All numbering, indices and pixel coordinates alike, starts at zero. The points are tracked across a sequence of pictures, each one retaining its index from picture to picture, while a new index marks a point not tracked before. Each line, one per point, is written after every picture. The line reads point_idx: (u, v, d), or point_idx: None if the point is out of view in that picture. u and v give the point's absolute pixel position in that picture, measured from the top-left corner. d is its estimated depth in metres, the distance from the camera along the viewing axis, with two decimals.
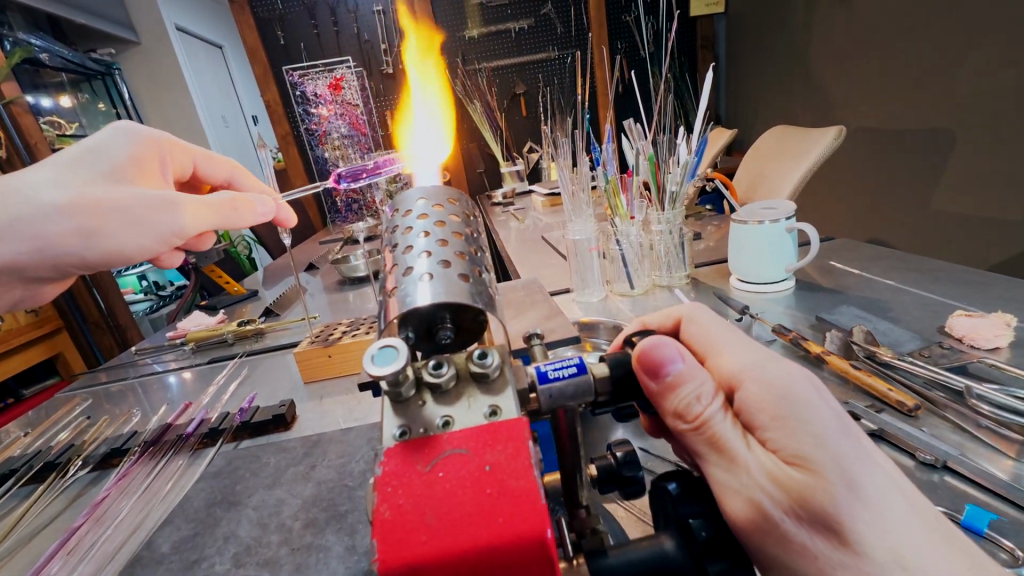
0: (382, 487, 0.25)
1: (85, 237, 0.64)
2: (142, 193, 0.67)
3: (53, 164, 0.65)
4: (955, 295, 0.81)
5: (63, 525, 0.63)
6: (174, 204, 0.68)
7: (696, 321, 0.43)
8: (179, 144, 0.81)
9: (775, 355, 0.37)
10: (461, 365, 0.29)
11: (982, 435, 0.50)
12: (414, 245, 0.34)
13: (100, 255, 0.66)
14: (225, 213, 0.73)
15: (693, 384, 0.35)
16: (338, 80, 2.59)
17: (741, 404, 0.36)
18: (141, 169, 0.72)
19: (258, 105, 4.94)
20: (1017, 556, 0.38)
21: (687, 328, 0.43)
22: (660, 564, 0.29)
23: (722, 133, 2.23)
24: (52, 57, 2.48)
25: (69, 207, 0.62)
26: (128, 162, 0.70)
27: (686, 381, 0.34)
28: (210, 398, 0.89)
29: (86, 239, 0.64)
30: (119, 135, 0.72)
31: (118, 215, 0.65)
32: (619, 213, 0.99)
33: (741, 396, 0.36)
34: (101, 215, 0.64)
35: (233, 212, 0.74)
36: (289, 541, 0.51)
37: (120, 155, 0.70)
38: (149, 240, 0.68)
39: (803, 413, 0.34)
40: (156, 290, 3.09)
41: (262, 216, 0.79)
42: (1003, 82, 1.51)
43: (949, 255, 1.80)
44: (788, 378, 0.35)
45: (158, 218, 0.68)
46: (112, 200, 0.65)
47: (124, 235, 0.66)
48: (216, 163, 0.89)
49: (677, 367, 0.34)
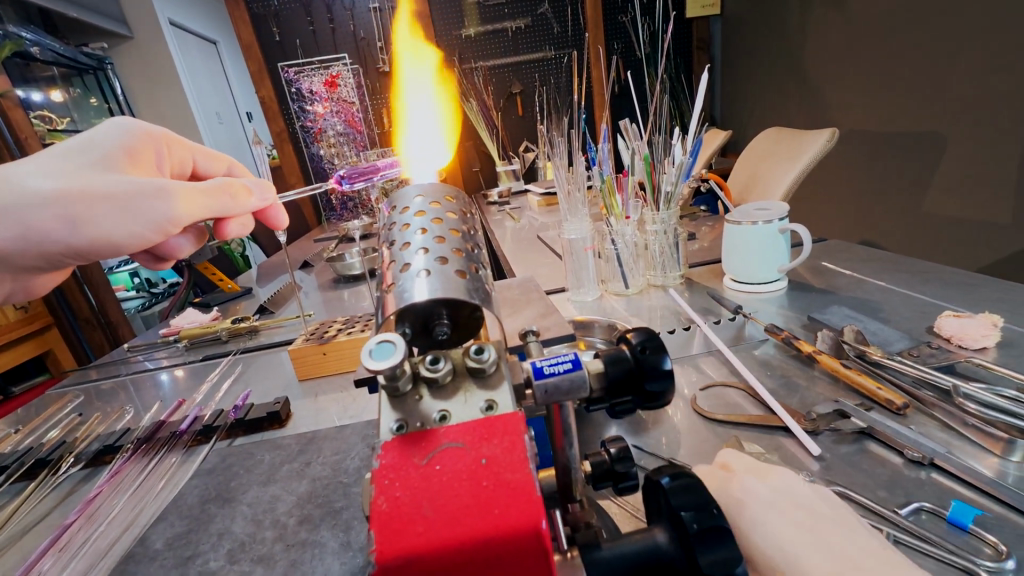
0: (379, 479, 0.25)
1: (72, 224, 0.63)
2: (135, 180, 0.66)
3: (47, 154, 0.64)
4: (944, 296, 0.83)
5: (55, 522, 0.63)
6: (167, 191, 0.67)
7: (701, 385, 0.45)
8: (177, 138, 0.80)
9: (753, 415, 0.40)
10: (458, 360, 0.30)
11: (969, 433, 0.51)
12: (411, 241, 0.34)
13: (87, 242, 0.65)
14: (220, 200, 0.72)
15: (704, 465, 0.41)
16: (334, 77, 2.58)
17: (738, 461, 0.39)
18: (136, 161, 0.72)
19: (252, 102, 4.91)
20: (1000, 551, 0.39)
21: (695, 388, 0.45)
22: (652, 556, 0.30)
23: (717, 134, 2.24)
24: (44, 50, 2.45)
25: (60, 195, 0.62)
26: (123, 154, 0.70)
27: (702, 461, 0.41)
28: (204, 396, 0.89)
29: (75, 226, 0.63)
30: (115, 129, 0.73)
31: (109, 203, 0.64)
32: (614, 213, 1.00)
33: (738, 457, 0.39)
34: (91, 203, 0.63)
35: (228, 199, 0.73)
36: (284, 538, 0.51)
37: (114, 146, 0.70)
38: (140, 228, 0.66)
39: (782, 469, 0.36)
40: (148, 287, 3.06)
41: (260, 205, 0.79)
42: (993, 87, 1.54)
43: (939, 257, 1.82)
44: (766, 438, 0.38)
45: (150, 206, 0.66)
46: (103, 188, 0.64)
47: (115, 223, 0.64)
48: (213, 160, 0.90)
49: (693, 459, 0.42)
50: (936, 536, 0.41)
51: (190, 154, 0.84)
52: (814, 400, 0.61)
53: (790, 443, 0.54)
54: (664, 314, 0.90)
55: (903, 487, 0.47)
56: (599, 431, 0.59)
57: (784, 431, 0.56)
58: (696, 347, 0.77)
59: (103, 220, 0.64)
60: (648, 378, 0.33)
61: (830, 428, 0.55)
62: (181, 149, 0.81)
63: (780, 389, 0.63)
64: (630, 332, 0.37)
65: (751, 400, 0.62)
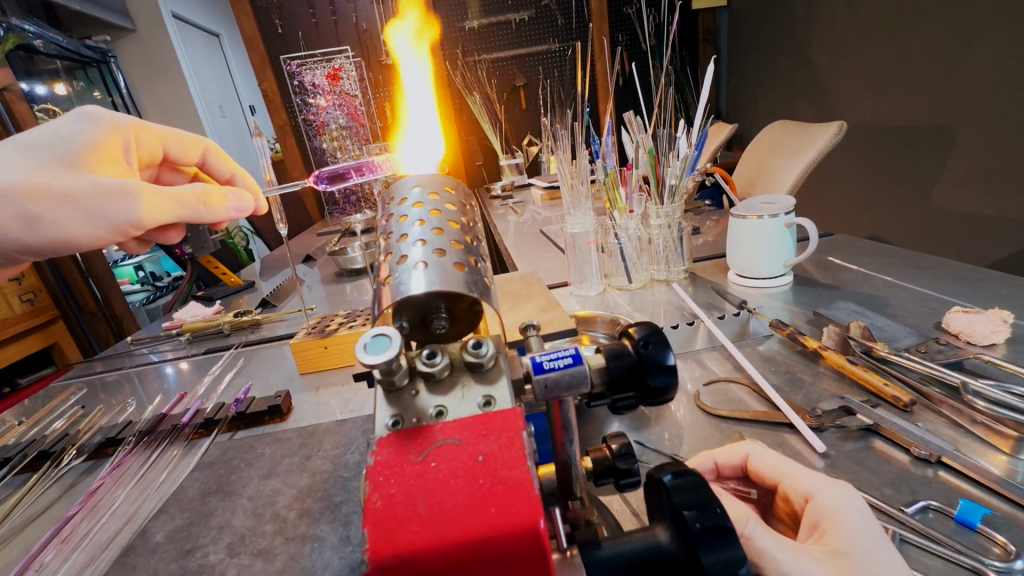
0: (374, 476, 0.24)
1: (29, 223, 0.63)
2: (98, 181, 0.66)
3: (11, 147, 0.64)
4: (953, 291, 0.82)
5: (58, 513, 0.63)
6: (130, 195, 0.67)
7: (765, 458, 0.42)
8: (146, 128, 0.79)
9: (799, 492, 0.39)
10: (456, 355, 0.29)
11: (978, 431, 0.50)
12: (409, 233, 0.33)
13: (44, 243, 0.66)
14: (187, 207, 0.72)
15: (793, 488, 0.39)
16: (337, 71, 2.50)
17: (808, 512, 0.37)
18: (102, 156, 0.71)
19: (254, 95, 4.90)
20: (1010, 552, 0.38)
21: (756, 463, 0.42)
22: (653, 556, 0.29)
23: (723, 128, 2.21)
24: (47, 43, 2.44)
25: (19, 192, 0.61)
26: (89, 150, 0.69)
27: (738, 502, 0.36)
28: (206, 389, 0.89)
29: (31, 225, 0.63)
30: (82, 119, 0.72)
31: (70, 203, 0.64)
32: (618, 207, 1.00)
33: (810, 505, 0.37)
34: (51, 202, 0.63)
35: (198, 206, 0.73)
36: (284, 531, 0.51)
37: (79, 141, 0.69)
38: (101, 229, 0.67)
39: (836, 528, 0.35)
40: (153, 280, 3.08)
41: (235, 212, 0.80)
42: (1004, 79, 1.51)
43: (948, 252, 1.80)
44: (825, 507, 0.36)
45: (114, 209, 0.66)
46: (62, 188, 0.63)
47: (76, 223, 0.65)
48: (186, 146, 0.87)
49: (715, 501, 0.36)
50: (943, 535, 0.41)
51: (160, 143, 0.83)
52: (818, 396, 0.60)
53: (795, 440, 0.53)
54: (668, 309, 0.89)
55: (909, 485, 0.46)
56: (602, 426, 0.59)
57: (788, 427, 0.55)
58: (700, 343, 0.76)
59: (61, 219, 0.64)
60: (650, 373, 0.33)
61: (835, 424, 0.54)
62: (151, 139, 0.80)
63: (785, 385, 0.63)
64: (633, 327, 0.36)
65: (755, 396, 0.61)
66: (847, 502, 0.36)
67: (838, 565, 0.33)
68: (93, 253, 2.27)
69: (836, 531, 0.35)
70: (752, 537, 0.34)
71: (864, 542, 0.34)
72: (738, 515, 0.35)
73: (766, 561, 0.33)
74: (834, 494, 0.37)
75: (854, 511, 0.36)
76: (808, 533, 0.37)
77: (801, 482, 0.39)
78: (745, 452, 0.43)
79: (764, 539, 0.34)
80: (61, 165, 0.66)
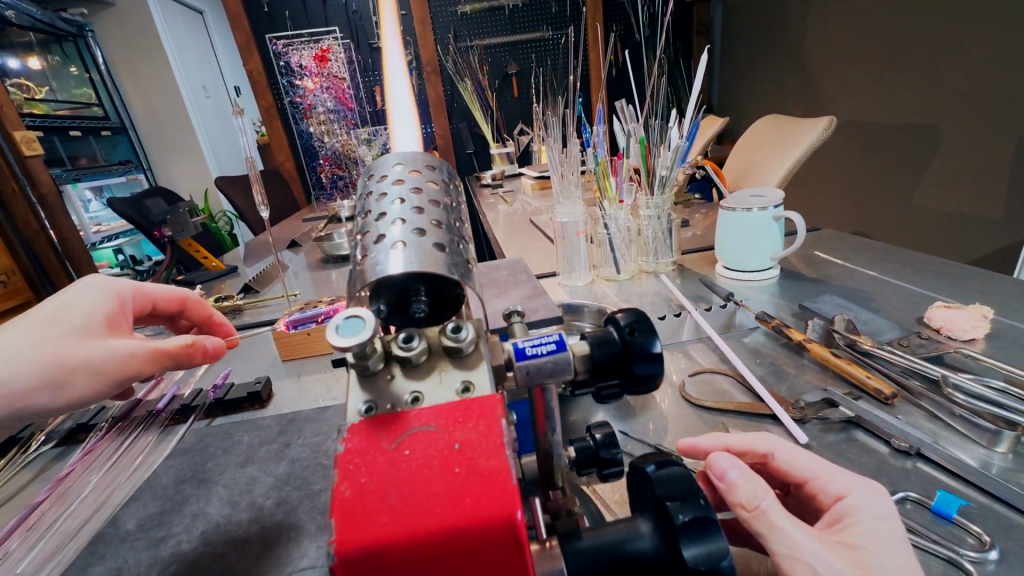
0: (343, 464, 0.23)
1: (50, 386, 0.48)
2: (112, 343, 0.50)
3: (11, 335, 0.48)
4: (934, 287, 0.82)
5: (27, 498, 0.61)
6: (136, 358, 0.50)
7: (789, 455, 0.40)
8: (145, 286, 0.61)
9: (837, 488, 0.38)
10: (434, 339, 0.28)
11: (956, 424, 0.51)
12: (388, 211, 0.32)
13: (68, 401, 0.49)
14: (178, 359, 0.52)
15: (829, 489, 0.38)
16: (324, 52, 2.60)
17: (838, 516, 0.36)
18: (121, 328, 0.54)
19: (240, 76, 4.77)
20: (984, 541, 0.39)
21: (779, 461, 0.40)
22: (633, 546, 0.28)
23: (714, 121, 2.19)
24: (20, 15, 2.34)
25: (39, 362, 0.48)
26: (103, 320, 0.52)
27: (754, 483, 0.34)
28: (183, 373, 0.86)
29: (54, 391, 0.48)
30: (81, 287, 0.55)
31: (89, 371, 0.48)
32: (608, 196, 0.97)
33: (840, 509, 0.36)
34: (70, 368, 0.48)
35: (186, 358, 0.53)
36: (259, 519, 0.50)
37: (77, 310, 0.52)
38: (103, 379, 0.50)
39: (867, 537, 0.34)
40: (133, 264, 3.03)
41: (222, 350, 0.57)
42: (988, 80, 1.53)
43: (931, 250, 1.82)
44: (852, 512, 0.36)
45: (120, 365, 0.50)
46: (79, 358, 0.48)
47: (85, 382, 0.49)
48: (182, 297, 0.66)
49: (735, 476, 0.34)
50: (921, 527, 0.41)
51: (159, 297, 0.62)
52: (802, 388, 0.60)
53: (778, 432, 0.54)
54: (654, 300, 0.89)
55: (889, 476, 0.47)
56: (587, 415, 0.58)
57: (772, 419, 0.55)
58: (686, 334, 0.76)
59: (83, 382, 0.48)
60: (637, 361, 0.32)
61: (818, 416, 0.54)
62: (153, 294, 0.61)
63: (770, 377, 0.63)
64: (619, 313, 0.35)
65: (741, 388, 0.61)
66: (876, 505, 0.35)
67: (853, 558, 0.32)
68: (70, 237, 2.31)
69: (861, 528, 0.35)
70: (768, 512, 0.33)
71: (880, 543, 0.33)
72: (757, 488, 0.34)
73: (779, 536, 0.33)
74: (862, 498, 0.36)
75: (875, 516, 0.35)
76: (825, 525, 0.36)
77: (830, 480, 0.38)
78: (769, 447, 0.41)
79: (782, 516, 0.33)
80: (81, 338, 0.49)
